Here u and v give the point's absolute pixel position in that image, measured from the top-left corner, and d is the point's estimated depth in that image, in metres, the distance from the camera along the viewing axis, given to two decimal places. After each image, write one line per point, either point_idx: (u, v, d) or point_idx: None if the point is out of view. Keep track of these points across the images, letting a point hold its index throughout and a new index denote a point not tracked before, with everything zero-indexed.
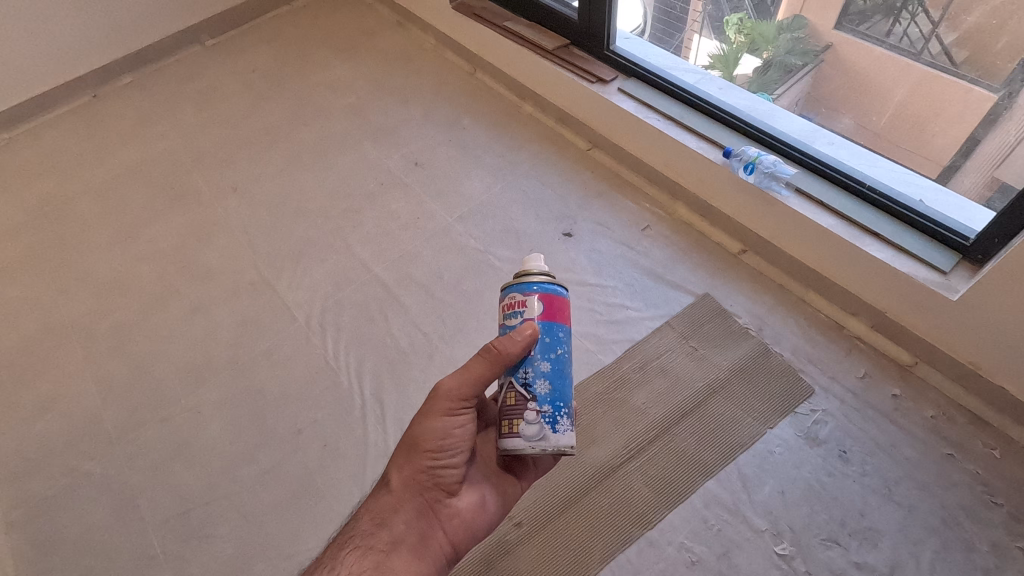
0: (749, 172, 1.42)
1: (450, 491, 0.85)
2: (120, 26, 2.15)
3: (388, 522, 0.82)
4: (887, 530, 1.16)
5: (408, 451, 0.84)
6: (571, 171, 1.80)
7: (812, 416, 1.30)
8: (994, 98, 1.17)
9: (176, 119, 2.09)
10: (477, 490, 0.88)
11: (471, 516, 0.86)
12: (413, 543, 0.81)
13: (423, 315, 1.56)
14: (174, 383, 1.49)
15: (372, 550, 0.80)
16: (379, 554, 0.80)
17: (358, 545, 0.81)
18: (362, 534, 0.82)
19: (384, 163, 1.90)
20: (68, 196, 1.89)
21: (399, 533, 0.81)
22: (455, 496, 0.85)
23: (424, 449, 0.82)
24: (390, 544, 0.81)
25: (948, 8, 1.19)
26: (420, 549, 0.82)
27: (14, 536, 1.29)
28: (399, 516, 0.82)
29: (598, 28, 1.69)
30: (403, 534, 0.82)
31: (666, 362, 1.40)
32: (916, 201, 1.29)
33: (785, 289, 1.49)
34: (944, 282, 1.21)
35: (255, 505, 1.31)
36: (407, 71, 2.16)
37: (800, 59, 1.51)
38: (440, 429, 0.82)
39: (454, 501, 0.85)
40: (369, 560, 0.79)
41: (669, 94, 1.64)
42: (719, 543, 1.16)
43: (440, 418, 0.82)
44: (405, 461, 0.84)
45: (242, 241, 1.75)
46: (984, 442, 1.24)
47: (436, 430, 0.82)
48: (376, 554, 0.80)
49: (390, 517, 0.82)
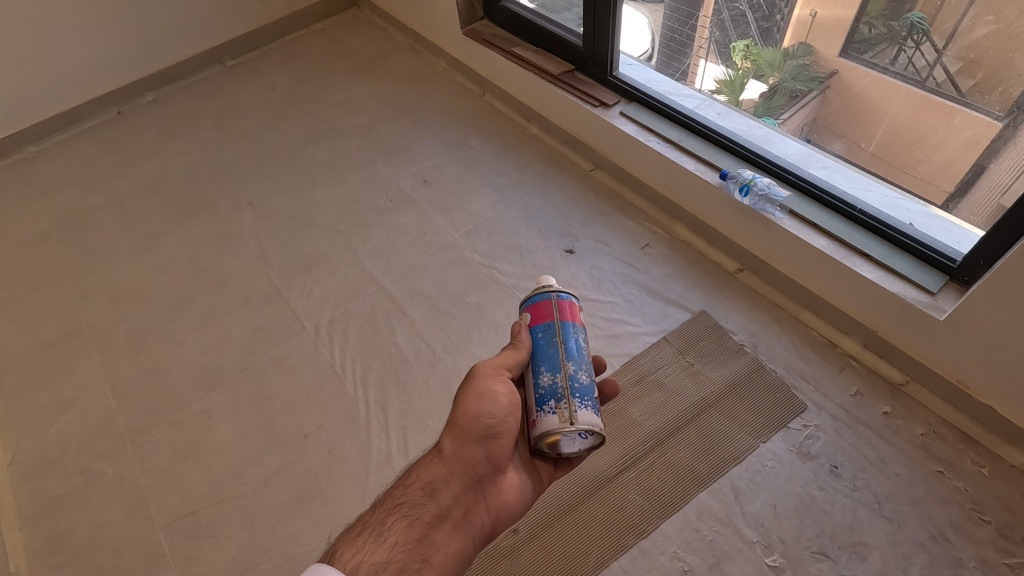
0: (744, 195, 1.48)
1: (499, 470, 0.88)
2: (146, 47, 2.25)
3: (436, 493, 0.85)
4: (876, 545, 1.18)
5: (461, 420, 0.86)
6: (574, 190, 1.86)
7: (804, 431, 1.33)
8: (998, 125, 1.17)
9: (196, 135, 2.18)
10: (518, 475, 0.91)
11: (512, 497, 0.89)
12: (457, 519, 0.85)
13: (427, 326, 1.61)
14: (187, 388, 1.54)
15: (417, 522, 0.83)
16: (424, 526, 0.82)
17: (404, 514, 0.83)
18: (410, 504, 0.84)
19: (395, 180, 1.97)
20: (91, 207, 1.97)
21: (445, 508, 0.84)
22: (500, 476, 0.88)
23: (478, 416, 0.85)
24: (436, 517, 0.83)
25: (949, 39, 1.18)
26: (463, 525, 0.85)
27: (29, 532, 1.34)
28: (448, 488, 0.85)
29: (602, 54, 1.77)
30: (449, 508, 0.84)
31: (662, 376, 1.44)
32: (905, 224, 1.34)
33: (779, 308, 1.54)
34: (931, 302, 1.25)
35: (261, 506, 1.35)
36: (418, 93, 2.24)
37: (806, 85, 1.48)
38: (486, 396, 0.86)
39: (499, 479, 0.89)
40: (415, 532, 0.81)
41: (669, 118, 1.71)
42: (711, 554, 1.19)
43: (487, 386, 0.86)
44: (461, 431, 0.86)
45: (255, 252, 1.81)
46: (973, 460, 1.26)
47: (482, 396, 0.86)
48: (421, 526, 0.82)
49: (439, 490, 0.85)
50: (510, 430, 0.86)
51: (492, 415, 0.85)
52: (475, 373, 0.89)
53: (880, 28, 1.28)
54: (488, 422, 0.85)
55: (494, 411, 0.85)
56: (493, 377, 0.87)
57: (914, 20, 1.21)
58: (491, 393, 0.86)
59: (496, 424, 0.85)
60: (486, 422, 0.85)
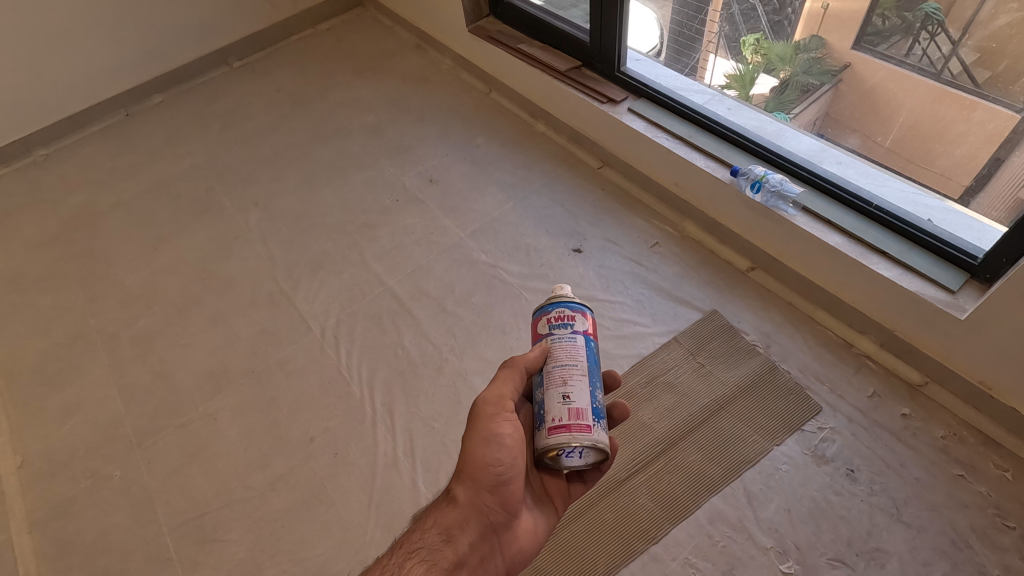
0: (755, 191, 1.45)
1: (513, 515, 0.85)
2: (153, 49, 2.25)
3: (453, 539, 0.81)
4: (895, 552, 1.14)
5: (471, 466, 0.82)
6: (582, 188, 1.83)
7: (820, 434, 1.29)
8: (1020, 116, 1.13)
9: (203, 137, 2.18)
10: (531, 514, 0.88)
11: (527, 541, 0.87)
12: (474, 565, 0.81)
13: (434, 328, 1.59)
14: (194, 391, 1.53)
15: (436, 568, 0.78)
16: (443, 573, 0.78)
17: (422, 559, 0.79)
18: (427, 549, 0.80)
19: (400, 180, 1.95)
20: (99, 210, 1.97)
21: (462, 553, 0.80)
22: (515, 520, 0.85)
23: (487, 463, 0.81)
24: (454, 563, 0.79)
25: (968, 28, 1.13)
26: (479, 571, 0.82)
27: (38, 535, 1.34)
28: (464, 534, 0.81)
29: (610, 50, 1.75)
30: (467, 554, 0.81)
31: (672, 378, 1.41)
32: (924, 220, 1.30)
33: (793, 307, 1.50)
34: (952, 301, 1.21)
35: (267, 511, 1.34)
36: (424, 91, 2.22)
37: (818, 79, 1.44)
38: (495, 440, 0.82)
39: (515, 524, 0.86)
40: None
41: (679, 114, 1.67)
42: (724, 560, 1.16)
43: (497, 429, 0.82)
44: (472, 477, 0.82)
45: (262, 253, 1.81)
46: (996, 463, 1.22)
47: (491, 441, 0.82)
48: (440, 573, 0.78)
49: (455, 535, 0.81)
50: (520, 475, 0.82)
51: (501, 462, 0.81)
52: (480, 413, 0.84)
53: (893, 19, 1.23)
54: (497, 470, 0.81)
55: (501, 456, 0.81)
56: (501, 420, 0.83)
57: (929, 10, 1.16)
58: (500, 437, 0.82)
59: (505, 472, 0.82)
60: (494, 470, 0.81)
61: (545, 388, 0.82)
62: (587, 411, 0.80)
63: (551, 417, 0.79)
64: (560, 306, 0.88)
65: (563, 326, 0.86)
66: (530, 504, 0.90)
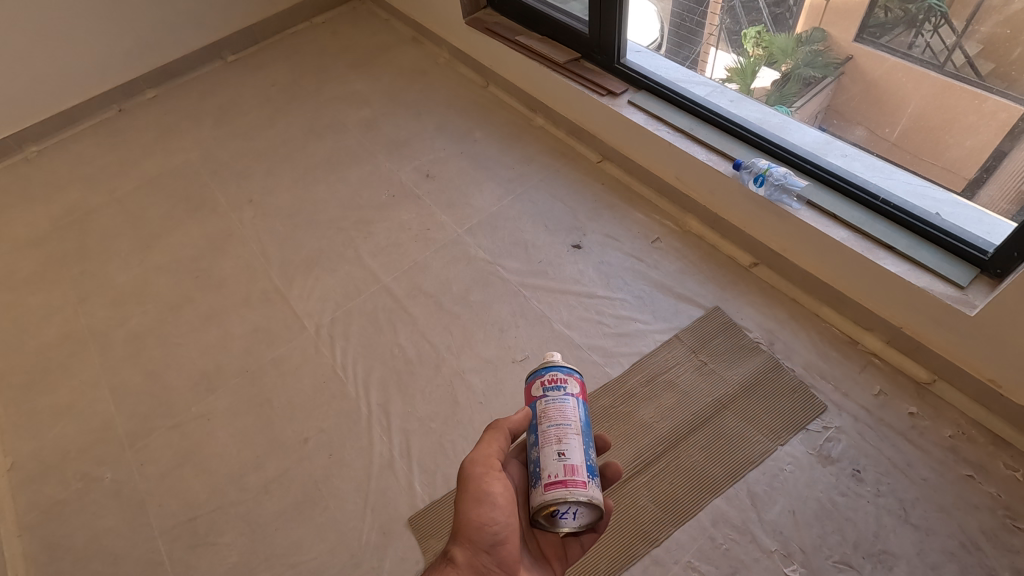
0: (759, 185, 1.41)
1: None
2: (146, 44, 2.22)
3: None
4: (903, 554, 1.11)
5: (466, 526, 0.77)
6: (581, 183, 1.80)
7: (825, 433, 1.26)
8: None
9: (197, 132, 2.14)
10: None
11: None
12: None
13: (431, 326, 1.56)
14: (187, 391, 1.51)
15: None
16: None
17: None
18: None
19: (397, 175, 1.92)
20: (91, 207, 1.94)
21: None
22: None
23: (482, 521, 0.76)
24: None
25: (972, 20, 1.11)
26: None
27: (27, 539, 1.31)
28: None
29: (610, 41, 1.71)
30: None
31: (674, 376, 1.38)
32: (932, 213, 1.26)
33: (797, 303, 1.47)
34: (961, 297, 1.18)
35: (260, 513, 1.31)
36: (420, 85, 2.19)
37: (821, 72, 1.41)
38: (487, 495, 0.78)
39: None
40: None
41: (680, 107, 1.64)
42: (727, 563, 1.14)
43: (488, 484, 0.79)
44: (468, 538, 0.76)
45: (256, 251, 1.78)
46: (1006, 463, 1.19)
47: (483, 497, 0.78)
48: None
49: None
50: (516, 531, 0.78)
51: (496, 520, 0.77)
52: (466, 475, 0.81)
53: (896, 11, 1.20)
54: (493, 528, 0.76)
55: (496, 512, 0.77)
56: (490, 475, 0.80)
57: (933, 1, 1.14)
58: (491, 494, 0.78)
59: (501, 529, 0.77)
60: (490, 529, 0.76)
61: (539, 447, 0.80)
62: (582, 468, 0.78)
63: (547, 474, 0.77)
64: (553, 369, 0.87)
65: (556, 388, 0.84)
66: (527, 573, 0.83)
